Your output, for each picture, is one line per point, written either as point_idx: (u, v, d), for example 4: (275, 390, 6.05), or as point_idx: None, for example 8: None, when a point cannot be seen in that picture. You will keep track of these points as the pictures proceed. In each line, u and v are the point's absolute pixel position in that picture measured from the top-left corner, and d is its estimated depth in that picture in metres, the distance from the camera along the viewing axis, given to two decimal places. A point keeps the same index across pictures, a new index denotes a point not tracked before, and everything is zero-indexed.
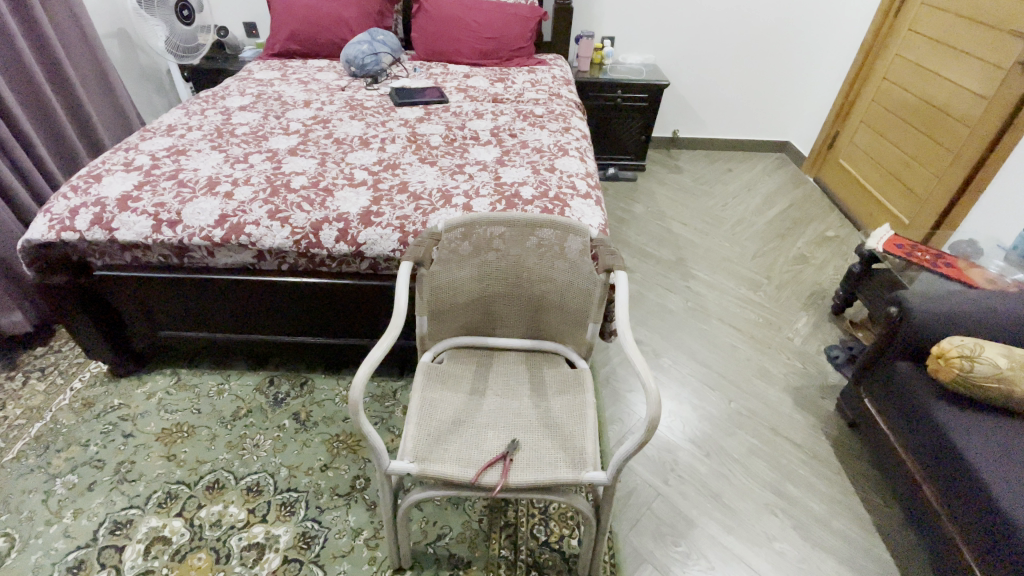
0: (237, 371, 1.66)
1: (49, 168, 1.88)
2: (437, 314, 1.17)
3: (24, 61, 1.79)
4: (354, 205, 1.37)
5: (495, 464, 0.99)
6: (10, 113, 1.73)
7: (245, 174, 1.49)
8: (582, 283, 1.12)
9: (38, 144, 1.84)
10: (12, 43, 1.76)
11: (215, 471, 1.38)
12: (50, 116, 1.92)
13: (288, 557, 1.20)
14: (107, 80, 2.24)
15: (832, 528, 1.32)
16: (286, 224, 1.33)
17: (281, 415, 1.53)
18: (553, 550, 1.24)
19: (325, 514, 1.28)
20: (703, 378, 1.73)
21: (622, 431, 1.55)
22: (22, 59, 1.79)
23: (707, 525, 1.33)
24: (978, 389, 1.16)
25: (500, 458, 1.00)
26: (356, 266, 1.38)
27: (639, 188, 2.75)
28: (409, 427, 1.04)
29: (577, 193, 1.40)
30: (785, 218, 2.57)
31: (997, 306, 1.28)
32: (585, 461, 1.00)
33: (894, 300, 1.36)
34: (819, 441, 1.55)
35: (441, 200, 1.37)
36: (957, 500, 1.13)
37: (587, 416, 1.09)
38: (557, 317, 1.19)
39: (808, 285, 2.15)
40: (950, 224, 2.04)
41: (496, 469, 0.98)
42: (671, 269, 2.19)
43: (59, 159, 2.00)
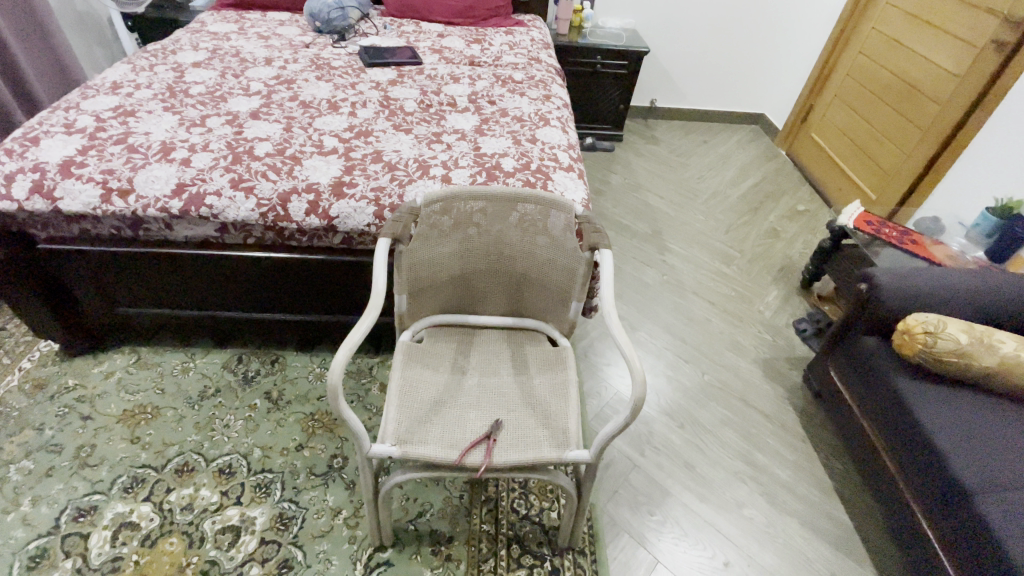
0: (202, 349, 1.59)
1: None
2: (416, 293, 1.12)
3: None
4: (324, 174, 1.29)
5: (478, 445, 0.98)
6: None
7: (204, 139, 1.38)
8: (566, 261, 1.10)
9: None
10: None
11: (183, 454, 1.33)
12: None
13: (265, 538, 1.18)
14: (40, 29, 2.02)
15: (797, 493, 1.39)
16: (251, 195, 1.24)
17: (251, 394, 1.47)
18: (534, 523, 1.26)
19: (302, 495, 1.26)
20: (677, 351, 1.76)
21: (599, 405, 1.57)
22: None
23: (681, 494, 1.37)
24: (939, 362, 1.21)
25: (484, 438, 0.99)
26: (328, 240, 1.32)
27: (616, 158, 2.71)
28: (389, 409, 1.01)
29: (559, 165, 1.36)
30: (757, 192, 2.59)
31: (960, 283, 1.33)
32: (568, 440, 1.01)
33: (864, 276, 1.39)
34: (786, 411, 1.61)
35: (418, 170, 1.31)
36: (909, 463, 1.21)
37: (570, 394, 1.08)
38: (539, 294, 1.16)
39: (778, 259, 2.19)
40: (914, 201, 2.10)
41: (481, 449, 0.98)
42: (647, 242, 2.18)
43: None
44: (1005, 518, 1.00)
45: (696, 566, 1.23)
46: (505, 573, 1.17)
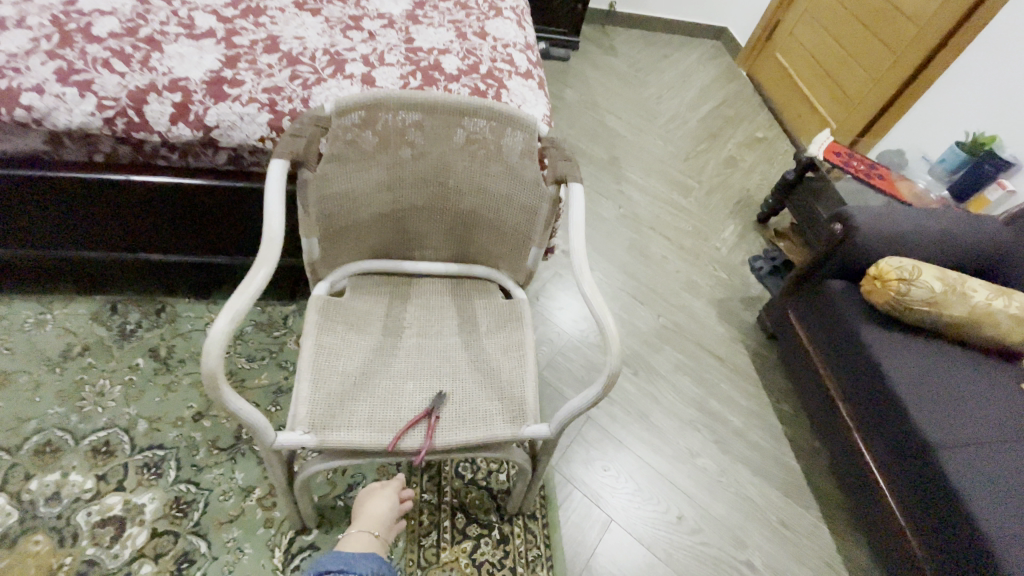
0: (62, 297, 1.25)
1: None
2: (332, 236, 0.87)
3: None
4: (196, 67, 0.95)
5: (422, 420, 0.81)
6: None
7: (14, 7, 0.96)
8: (525, 198, 0.88)
9: None
10: None
11: (45, 431, 1.06)
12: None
13: (158, 529, 0.98)
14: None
15: (748, 440, 1.36)
16: (88, 92, 0.89)
17: (132, 353, 1.20)
18: (481, 488, 1.15)
19: (204, 474, 1.05)
20: (632, 292, 1.63)
21: (551, 353, 1.43)
22: None
23: (636, 447, 1.30)
24: (909, 311, 1.15)
25: (427, 413, 0.81)
26: (209, 159, 1.00)
27: (570, 70, 2.40)
28: (301, 384, 0.80)
29: (515, 70, 1.09)
30: (717, 116, 2.41)
31: (933, 226, 1.26)
32: (524, 413, 0.85)
33: (838, 216, 1.29)
34: (740, 354, 1.56)
35: (329, 65, 0.99)
36: (866, 412, 1.19)
37: (527, 357, 0.91)
38: (490, 236, 0.94)
39: (736, 191, 2.07)
40: (877, 132, 2.03)
41: (427, 426, 0.80)
42: (603, 169, 1.98)
43: None
44: (967, 474, 0.99)
45: (650, 522, 1.18)
46: (450, 546, 1.06)
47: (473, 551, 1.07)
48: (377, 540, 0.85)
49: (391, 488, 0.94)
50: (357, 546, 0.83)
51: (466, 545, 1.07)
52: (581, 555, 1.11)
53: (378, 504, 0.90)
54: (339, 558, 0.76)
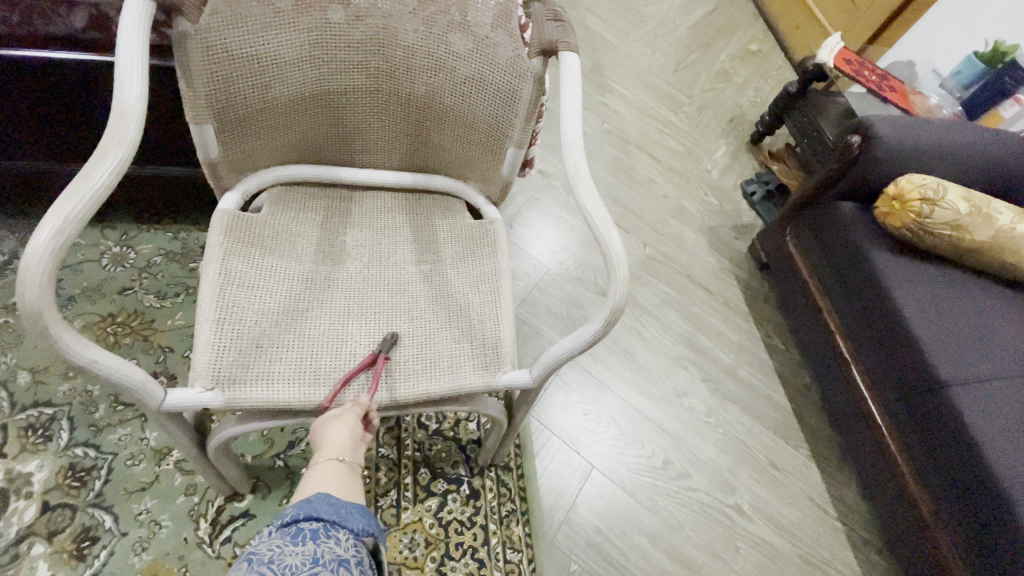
0: None
1: None
2: (235, 126, 0.64)
3: None
4: None
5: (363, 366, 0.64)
6: None
7: None
8: (499, 79, 0.66)
9: None
10: None
11: None
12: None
13: (50, 503, 0.80)
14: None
15: (738, 377, 1.26)
16: None
17: (6, 290, 0.95)
18: (448, 440, 1.01)
19: (105, 436, 0.86)
20: (616, 218, 1.46)
21: (526, 287, 1.27)
22: None
23: (619, 388, 1.18)
24: (927, 236, 1.03)
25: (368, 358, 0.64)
26: (62, 21, 0.74)
27: None
28: (203, 327, 0.60)
29: None
30: (709, 23, 2.16)
31: (960, 139, 1.11)
32: (499, 357, 0.69)
33: (856, 127, 1.12)
34: (730, 286, 1.44)
35: None
36: (870, 346, 1.08)
37: (501, 290, 0.74)
38: (454, 135, 0.73)
39: (729, 108, 1.87)
40: (883, 43, 1.84)
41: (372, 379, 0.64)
42: (585, 79, 1.73)
43: None
44: (980, 412, 0.90)
45: (634, 468, 1.08)
46: (411, 506, 0.94)
47: (439, 510, 0.95)
48: (348, 469, 0.57)
49: (355, 408, 0.60)
50: (327, 484, 0.54)
51: (430, 504, 0.95)
52: (559, 507, 1.01)
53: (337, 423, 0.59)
54: (333, 502, 0.52)
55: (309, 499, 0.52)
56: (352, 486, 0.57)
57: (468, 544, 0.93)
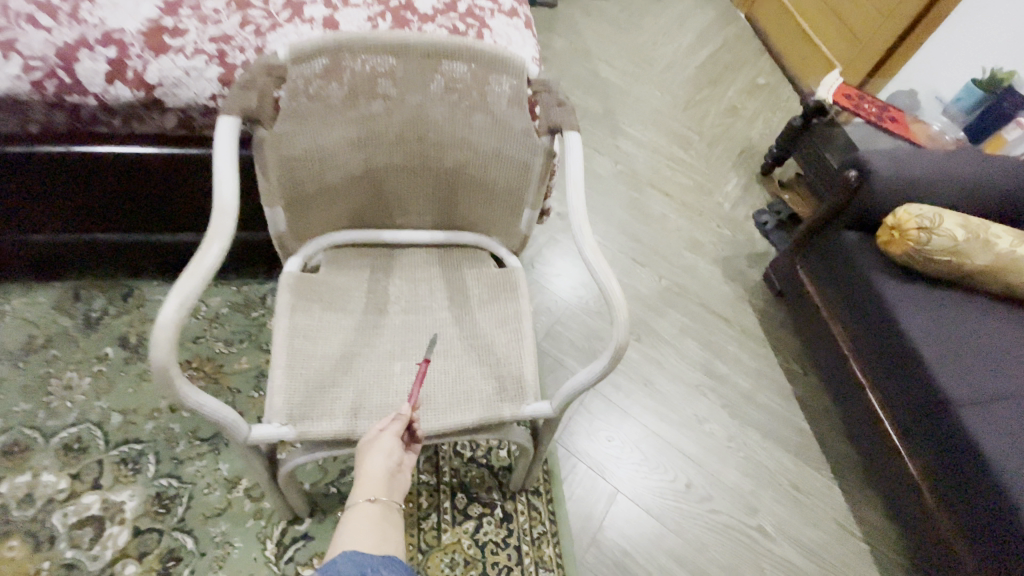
0: (18, 285, 1.15)
1: None
2: (300, 204, 0.77)
3: None
4: (130, 17, 0.83)
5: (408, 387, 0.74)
6: None
7: None
8: (515, 151, 0.78)
9: None
10: None
11: (9, 430, 0.99)
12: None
13: (141, 527, 0.92)
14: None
15: (757, 402, 1.31)
16: (11, 53, 0.79)
17: (100, 342, 1.11)
18: (481, 467, 1.10)
19: (185, 467, 0.98)
20: (632, 253, 1.55)
21: (550, 322, 1.36)
22: None
23: (641, 415, 1.25)
24: (929, 262, 1.08)
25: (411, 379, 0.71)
26: (156, 122, 0.88)
27: (560, 18, 2.23)
28: (276, 373, 0.72)
29: (498, 7, 0.96)
30: (716, 62, 2.27)
31: (955, 169, 1.17)
32: (523, 391, 0.78)
33: (852, 163, 1.20)
34: (746, 313, 1.49)
35: (285, 8, 0.87)
36: (883, 369, 1.13)
37: (524, 330, 0.84)
38: (479, 198, 0.85)
39: (739, 141, 1.96)
40: (886, 72, 1.91)
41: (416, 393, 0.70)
42: (598, 124, 1.86)
43: None
44: (990, 431, 0.94)
45: (658, 491, 1.14)
46: (450, 528, 1.02)
47: (475, 531, 1.03)
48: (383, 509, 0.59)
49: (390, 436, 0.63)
50: (363, 527, 0.56)
51: (468, 526, 1.03)
52: (587, 530, 1.07)
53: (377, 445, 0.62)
54: (358, 561, 0.51)
55: (337, 558, 0.52)
56: (387, 527, 0.58)
57: (503, 563, 1.00)
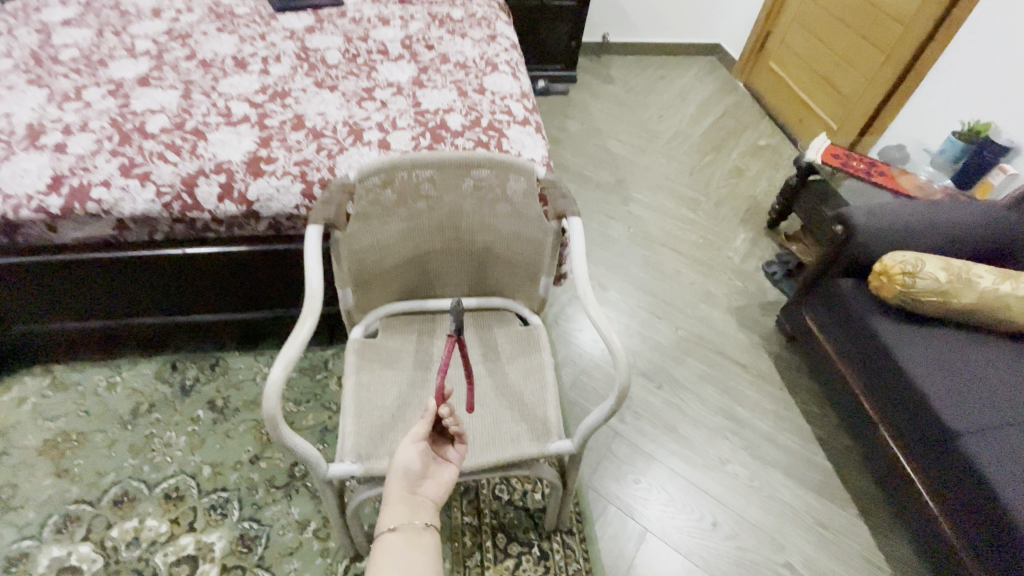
0: (128, 360, 1.39)
1: None
2: (363, 283, 0.98)
3: None
4: (236, 150, 1.08)
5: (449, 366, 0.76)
6: None
7: (81, 117, 1.12)
8: (531, 233, 0.97)
9: None
10: None
11: (121, 482, 1.18)
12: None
13: (228, 565, 1.07)
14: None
15: (778, 443, 1.38)
16: (148, 182, 1.03)
17: (193, 406, 1.31)
18: (518, 508, 1.21)
19: (264, 511, 1.15)
20: (649, 307, 1.69)
21: (575, 374, 1.50)
22: None
23: (665, 458, 1.34)
24: (918, 303, 1.18)
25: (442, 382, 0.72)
26: (251, 228, 1.12)
27: (572, 102, 2.51)
28: (346, 420, 0.90)
29: (513, 119, 1.20)
30: (719, 128, 2.48)
31: (934, 218, 1.29)
32: (548, 431, 0.93)
33: (838, 217, 1.34)
34: (762, 358, 1.59)
35: (350, 135, 1.13)
36: (889, 404, 1.20)
37: (546, 379, 1.00)
38: (505, 270, 1.04)
39: (744, 199, 2.12)
40: (876, 129, 2.07)
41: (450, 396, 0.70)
42: (611, 193, 2.06)
43: None
44: (992, 459, 0.99)
45: (686, 530, 1.21)
46: (492, 565, 1.13)
47: (515, 569, 1.13)
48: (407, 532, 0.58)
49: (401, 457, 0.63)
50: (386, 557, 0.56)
51: (508, 564, 1.13)
52: (619, 567, 1.15)
53: (398, 456, 0.63)
54: None
55: None
56: (414, 548, 0.57)
57: None
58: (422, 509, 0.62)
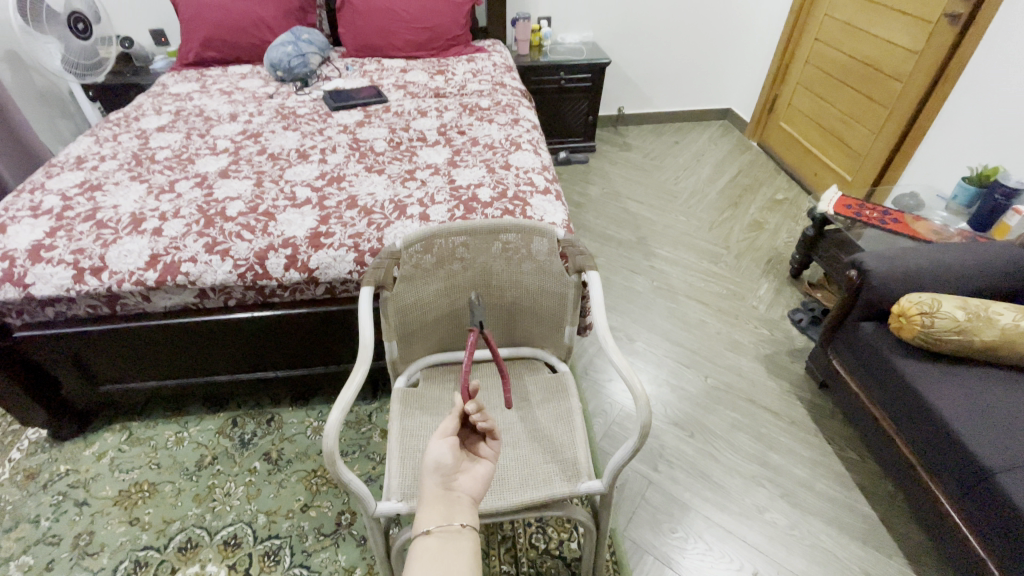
0: (195, 417, 1.53)
1: None
2: (407, 336, 1.10)
3: None
4: (300, 227, 1.26)
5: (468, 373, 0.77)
6: None
7: (174, 206, 1.33)
8: (555, 287, 1.09)
9: None
10: None
11: (185, 530, 1.28)
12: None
13: None
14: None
15: (817, 491, 1.37)
16: (227, 257, 1.20)
17: (250, 458, 1.42)
18: (555, 557, 1.23)
19: (313, 558, 1.22)
20: (677, 357, 1.74)
21: (606, 424, 1.54)
22: None
23: (701, 506, 1.34)
24: (940, 342, 1.21)
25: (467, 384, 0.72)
26: (311, 292, 1.28)
27: (592, 170, 2.70)
28: (393, 462, 0.99)
29: (536, 189, 1.35)
30: (735, 186, 2.60)
31: (949, 259, 1.33)
32: (578, 471, 0.99)
33: (852, 263, 1.39)
34: (794, 405, 1.59)
35: (395, 211, 1.30)
36: (925, 446, 1.19)
37: (575, 423, 1.07)
38: (532, 321, 1.15)
39: (765, 251, 2.19)
40: (890, 179, 2.14)
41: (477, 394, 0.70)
42: (633, 250, 2.18)
43: None
44: None
45: None
46: None
47: None
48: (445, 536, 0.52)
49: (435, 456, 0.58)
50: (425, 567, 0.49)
51: None
52: None
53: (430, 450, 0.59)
54: None
55: None
56: (453, 551, 0.51)
57: None
58: (458, 506, 0.56)
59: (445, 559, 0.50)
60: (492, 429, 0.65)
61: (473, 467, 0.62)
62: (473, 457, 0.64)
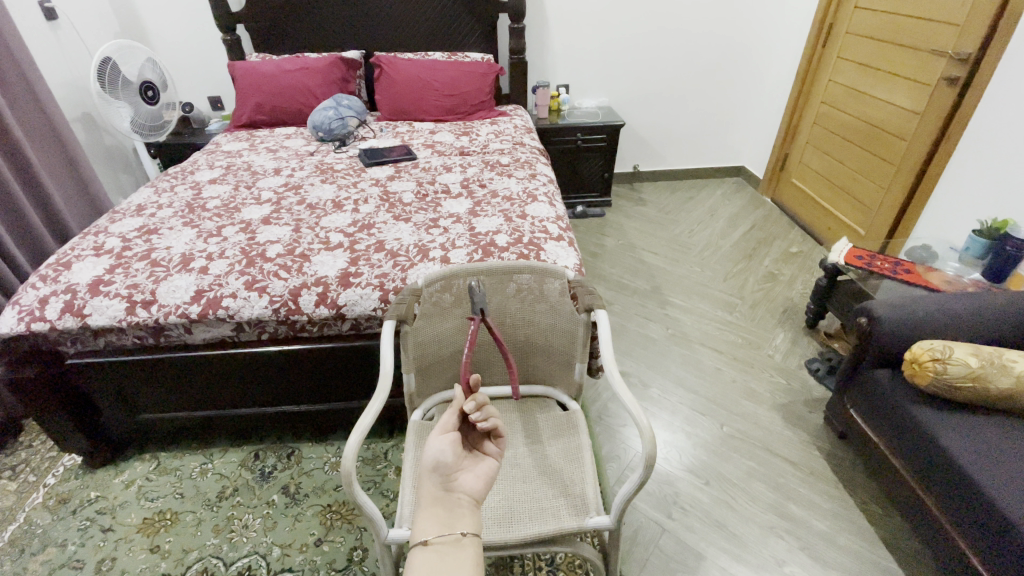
0: (219, 449, 1.59)
1: (42, 237, 1.90)
2: (425, 370, 1.16)
3: (23, 148, 1.86)
4: (331, 268, 1.37)
5: (467, 372, 0.84)
6: (16, 199, 1.79)
7: (220, 247, 1.46)
8: (565, 325, 1.15)
9: (37, 222, 1.88)
10: (13, 134, 1.83)
11: (202, 559, 1.31)
12: (37, 193, 1.94)
13: None
14: (61, 145, 2.10)
15: (838, 544, 1.32)
16: (264, 293, 1.31)
17: (269, 491, 1.46)
18: None
19: None
20: (692, 404, 1.74)
21: (620, 468, 1.54)
22: (21, 146, 1.85)
23: (717, 557, 1.31)
24: (954, 389, 1.20)
25: (469, 386, 0.78)
26: (337, 327, 1.37)
27: (609, 223, 2.81)
28: (405, 491, 1.03)
29: (550, 236, 1.45)
30: (750, 238, 2.66)
31: (959, 307, 1.35)
32: (587, 506, 1.00)
33: (862, 311, 1.41)
34: (813, 456, 1.56)
35: (419, 254, 1.40)
36: (948, 500, 1.16)
37: (584, 459, 1.09)
38: (544, 358, 1.20)
39: (781, 302, 2.21)
40: (903, 231, 2.17)
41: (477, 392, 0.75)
42: (648, 299, 2.23)
43: (54, 233, 2.04)
44: None
45: None
46: None
47: None
48: (441, 546, 0.55)
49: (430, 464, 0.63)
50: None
51: None
52: None
53: (429, 450, 0.64)
54: None
55: None
56: (448, 559, 0.54)
57: None
58: (457, 510, 0.60)
59: (446, 568, 0.53)
60: (494, 427, 0.71)
61: (474, 467, 0.66)
62: (478, 456, 0.69)
